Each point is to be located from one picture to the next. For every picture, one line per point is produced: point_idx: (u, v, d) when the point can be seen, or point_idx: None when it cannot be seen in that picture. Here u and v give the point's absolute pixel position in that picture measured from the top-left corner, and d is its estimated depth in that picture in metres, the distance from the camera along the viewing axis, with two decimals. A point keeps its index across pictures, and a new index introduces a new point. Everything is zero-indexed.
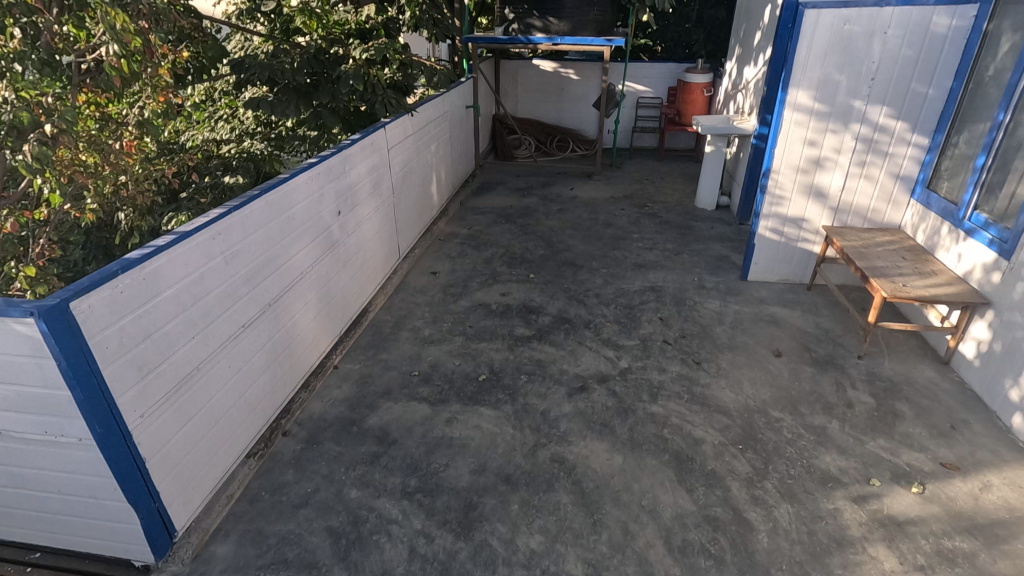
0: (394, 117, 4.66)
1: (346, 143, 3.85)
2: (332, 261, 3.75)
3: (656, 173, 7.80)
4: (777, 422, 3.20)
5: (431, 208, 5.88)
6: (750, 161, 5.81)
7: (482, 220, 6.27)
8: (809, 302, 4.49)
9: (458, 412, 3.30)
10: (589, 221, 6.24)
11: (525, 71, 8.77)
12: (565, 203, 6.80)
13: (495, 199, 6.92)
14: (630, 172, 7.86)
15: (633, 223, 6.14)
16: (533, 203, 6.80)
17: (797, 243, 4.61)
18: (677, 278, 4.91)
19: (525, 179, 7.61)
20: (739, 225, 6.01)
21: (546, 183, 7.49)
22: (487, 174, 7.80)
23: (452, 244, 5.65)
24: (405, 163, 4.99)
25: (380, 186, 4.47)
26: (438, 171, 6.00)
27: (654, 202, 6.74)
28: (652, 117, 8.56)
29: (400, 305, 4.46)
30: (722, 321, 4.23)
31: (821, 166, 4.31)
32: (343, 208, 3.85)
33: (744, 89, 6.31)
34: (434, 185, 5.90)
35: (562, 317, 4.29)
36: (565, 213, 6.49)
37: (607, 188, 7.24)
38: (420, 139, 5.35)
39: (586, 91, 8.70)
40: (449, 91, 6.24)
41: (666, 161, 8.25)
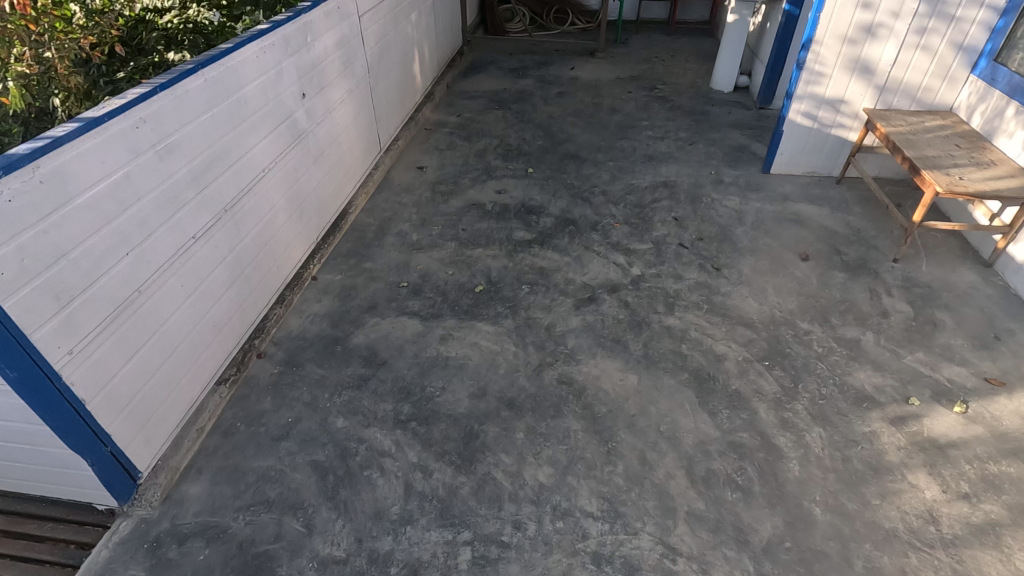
0: None
1: (305, 6, 3.13)
2: (301, 156, 3.20)
3: (666, 50, 6.92)
4: (806, 335, 2.90)
5: (414, 93, 5.15)
6: (778, 32, 5.03)
7: (471, 106, 5.55)
8: (839, 198, 4.04)
9: (454, 328, 2.96)
10: (593, 107, 5.55)
11: None
12: (565, 86, 6.04)
13: (486, 82, 6.13)
14: (637, 49, 6.97)
15: (641, 109, 5.47)
16: (529, 86, 6.04)
17: (831, 129, 4.05)
18: (692, 171, 4.40)
19: (519, 58, 6.73)
20: (759, 110, 5.37)
21: (542, 62, 6.63)
22: (476, 52, 6.89)
23: (440, 135, 5.02)
24: (381, 35, 4.22)
25: (352, 64, 3.77)
26: (420, 47, 5.18)
27: (665, 83, 5.99)
28: None
29: (383, 206, 3.96)
30: (743, 221, 3.81)
31: (873, 34, 3.64)
32: (309, 91, 3.22)
33: None
34: (416, 64, 5.12)
35: (566, 219, 3.84)
36: (566, 98, 5.77)
37: (611, 68, 6.43)
38: (398, 7, 4.51)
39: None
40: None
41: (677, 36, 7.32)
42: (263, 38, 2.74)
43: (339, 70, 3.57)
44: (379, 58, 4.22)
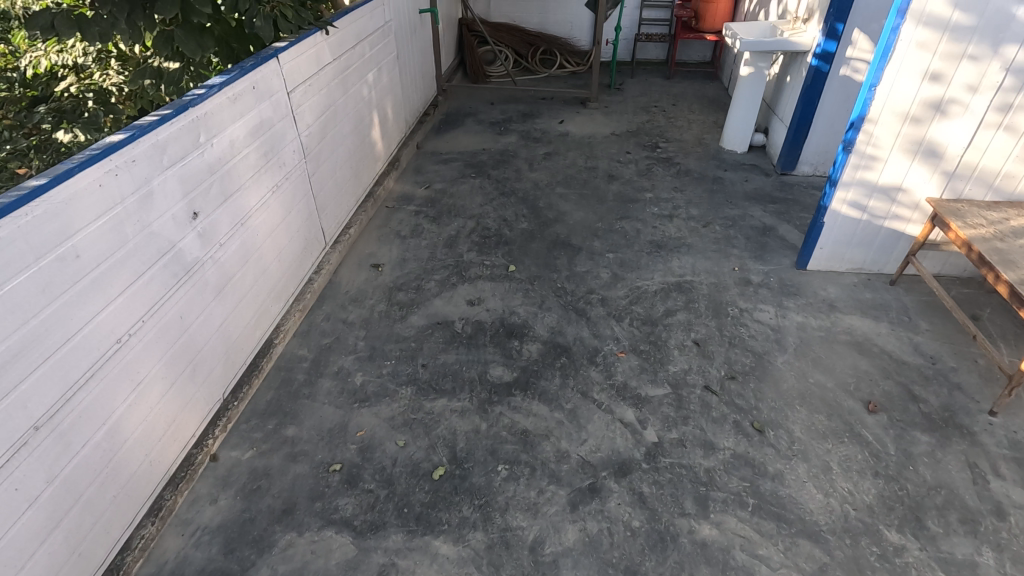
0: (299, 37, 3.04)
1: (196, 95, 2.29)
2: (194, 296, 2.34)
3: (666, 97, 6.15)
4: (898, 556, 2.05)
5: (374, 162, 4.31)
6: (803, 89, 4.25)
7: (444, 172, 4.71)
8: (897, 306, 3.21)
9: (398, 552, 2.08)
10: (586, 170, 4.72)
11: None
12: (554, 143, 5.22)
13: (462, 139, 5.31)
14: (634, 96, 6.19)
15: (643, 173, 4.65)
16: (512, 144, 5.22)
17: (884, 222, 3.24)
18: (711, 265, 3.57)
19: (501, 108, 5.94)
20: (781, 176, 4.58)
21: (528, 113, 5.84)
22: (453, 101, 6.08)
23: (404, 214, 4.17)
24: (323, 106, 3.39)
25: (279, 153, 2.93)
26: (380, 108, 4.36)
27: (668, 140, 5.19)
28: (660, 21, 6.70)
29: (322, 327, 3.10)
30: (783, 344, 2.97)
31: (943, 112, 2.84)
32: (206, 207, 2.37)
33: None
34: (375, 128, 4.30)
35: (556, 344, 3.00)
36: (554, 158, 4.94)
37: (606, 119, 5.63)
38: (348, 69, 3.69)
39: None
40: None
41: (677, 80, 6.57)
42: (112, 154, 1.88)
43: (256, 167, 2.73)
44: (322, 135, 3.38)
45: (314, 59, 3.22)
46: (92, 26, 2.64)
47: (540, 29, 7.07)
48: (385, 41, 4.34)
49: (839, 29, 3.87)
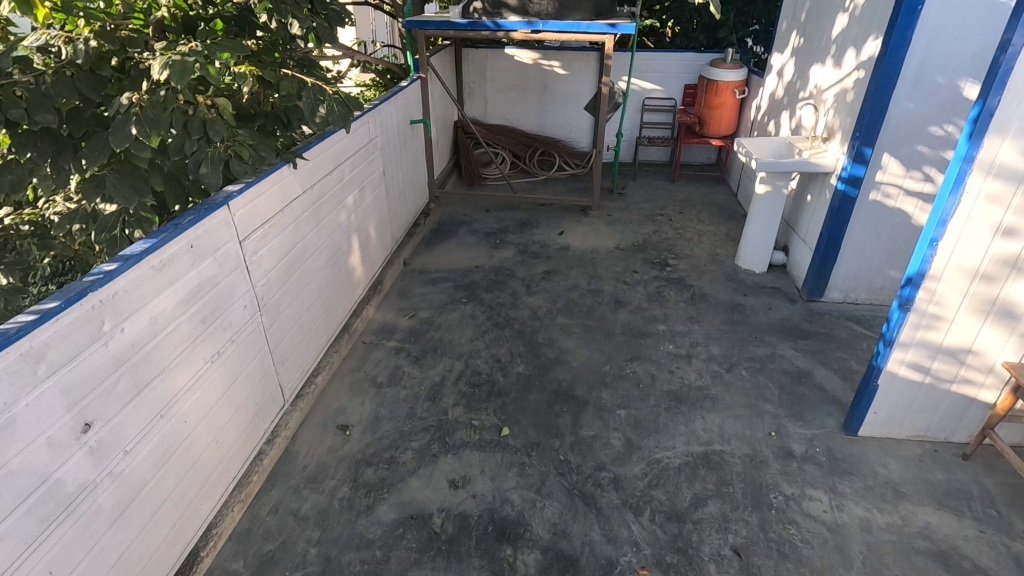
0: (258, 176, 2.62)
1: (101, 275, 1.80)
2: (76, 536, 1.75)
3: (672, 204, 5.81)
4: None
5: (351, 291, 3.84)
6: (828, 213, 3.85)
7: (432, 296, 4.24)
8: (979, 493, 2.61)
9: None
10: (590, 294, 4.25)
11: (494, 63, 6.56)
12: (554, 258, 4.80)
13: (453, 253, 4.89)
14: (638, 202, 5.86)
15: (653, 298, 4.18)
16: (508, 259, 4.79)
17: (951, 386, 2.69)
18: (742, 428, 2.99)
19: (497, 216, 5.58)
20: (808, 303, 4.10)
21: (525, 222, 5.47)
22: (446, 208, 5.74)
23: (382, 351, 3.64)
24: (287, 246, 2.94)
25: (223, 315, 2.43)
26: (361, 231, 3.94)
27: (678, 256, 4.78)
28: (662, 125, 6.51)
29: (267, 526, 2.49)
30: (846, 555, 2.35)
31: (1020, 270, 2.36)
32: (105, 412, 1.83)
33: (805, 101, 4.32)
34: (354, 254, 3.86)
35: (560, 553, 2.38)
36: (554, 278, 4.48)
37: (610, 230, 5.25)
38: (321, 198, 3.28)
39: (579, 89, 6.58)
40: (375, 101, 4.14)
41: (682, 184, 6.28)
42: None
43: (188, 339, 2.21)
44: (283, 279, 2.91)
45: (278, 197, 2.79)
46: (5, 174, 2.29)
47: (538, 130, 6.88)
48: (368, 160, 3.98)
49: (867, 153, 3.50)
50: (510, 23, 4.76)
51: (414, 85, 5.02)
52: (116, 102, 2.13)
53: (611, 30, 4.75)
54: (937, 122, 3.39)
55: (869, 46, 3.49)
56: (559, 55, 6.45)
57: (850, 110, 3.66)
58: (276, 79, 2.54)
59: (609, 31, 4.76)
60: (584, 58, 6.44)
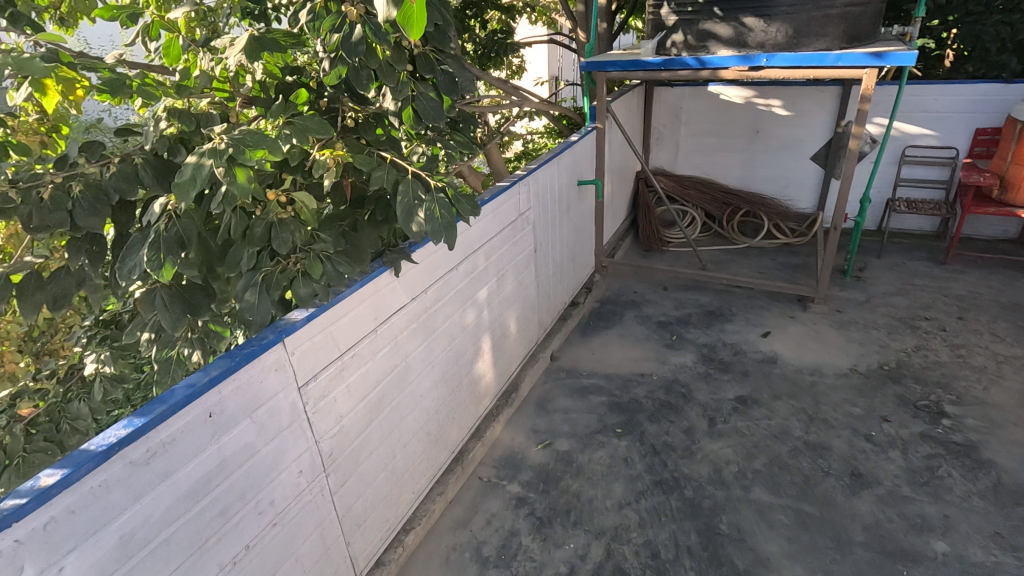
0: (335, 296, 1.93)
1: (25, 501, 1.15)
2: None
3: (943, 302, 4.03)
4: None
5: (475, 406, 3.04)
6: None
7: (578, 416, 3.26)
8: None
9: None
10: (808, 452, 2.88)
11: (693, 104, 5.42)
12: (753, 376, 3.48)
13: (613, 351, 3.86)
14: (885, 294, 4.19)
15: (919, 481, 2.66)
16: (686, 368, 3.61)
17: None
18: None
19: (677, 299, 4.42)
20: None
21: (715, 311, 4.21)
22: (616, 281, 4.76)
23: (499, 501, 2.76)
24: (379, 375, 2.22)
25: (261, 494, 1.75)
26: (495, 328, 3.14)
27: (961, 400, 3.13)
28: (930, 183, 4.69)
29: None
30: None
31: None
32: None
33: None
34: (484, 359, 3.07)
35: None
36: (753, 411, 3.19)
37: (841, 338, 3.75)
38: (437, 302, 2.54)
39: (804, 136, 5.11)
40: (530, 165, 3.35)
41: (959, 270, 4.41)
42: None
43: (192, 546, 1.54)
44: (368, 419, 2.20)
45: (366, 316, 2.09)
46: (46, 286, 1.82)
47: (742, 184, 5.53)
48: (513, 240, 3.18)
49: None
50: (718, 59, 3.60)
51: (587, 138, 4.14)
52: (147, 210, 1.53)
53: (877, 60, 3.30)
54: None
55: None
56: (780, 92, 5.05)
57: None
58: (371, 167, 1.82)
59: (871, 63, 3.33)
60: (816, 94, 4.94)
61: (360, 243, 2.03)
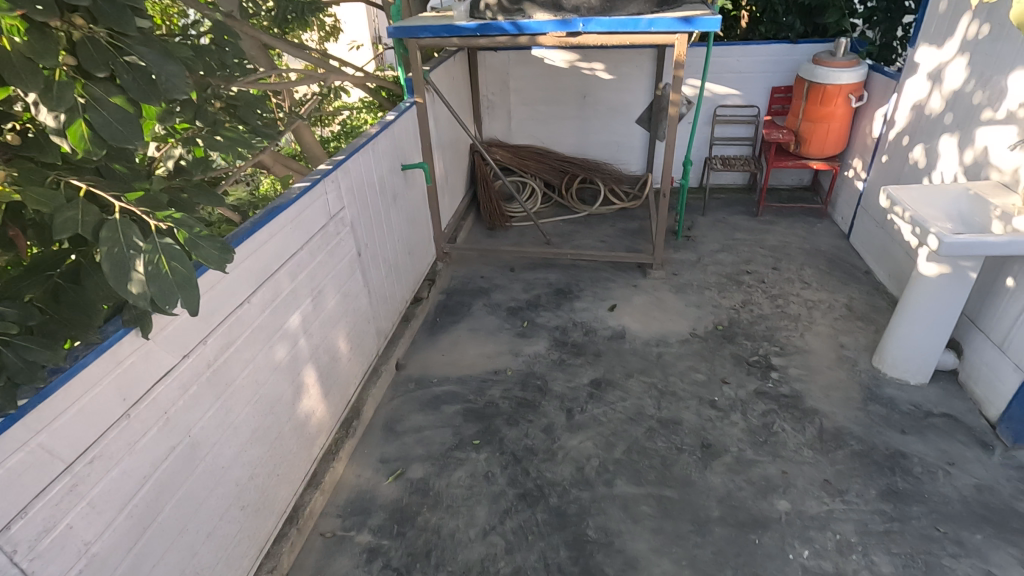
0: (38, 392, 1.35)
1: None
2: None
3: (760, 254, 4.34)
4: None
5: (307, 450, 2.58)
6: None
7: (432, 434, 2.95)
8: None
9: None
10: (662, 431, 2.88)
11: (519, 71, 5.18)
12: (605, 356, 3.43)
13: (465, 349, 3.58)
14: (712, 252, 4.41)
15: (759, 441, 2.78)
16: (540, 358, 3.46)
17: None
18: None
19: (526, 281, 4.25)
20: (1010, 454, 2.62)
21: (564, 289, 4.12)
22: (462, 268, 4.46)
23: (347, 560, 2.37)
24: (146, 468, 1.67)
25: None
26: (319, 354, 2.67)
27: (785, 351, 3.37)
28: (740, 141, 5.01)
29: None
30: None
31: None
32: None
33: (992, 130, 2.89)
34: (310, 394, 2.59)
35: None
36: (609, 395, 3.13)
37: (680, 304, 3.86)
38: (226, 349, 2.00)
39: (628, 99, 5.15)
40: (336, 157, 2.85)
41: (769, 221, 4.79)
42: None
43: None
44: (138, 528, 1.65)
45: (105, 401, 1.53)
46: None
47: (576, 150, 5.48)
48: (327, 250, 2.70)
49: None
50: (536, 24, 3.37)
51: (407, 116, 3.68)
52: None
53: (685, 26, 3.28)
54: None
55: None
56: (602, 55, 5.00)
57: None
58: (52, 205, 1.23)
59: (680, 28, 3.30)
60: (636, 57, 4.96)
61: (84, 299, 1.38)
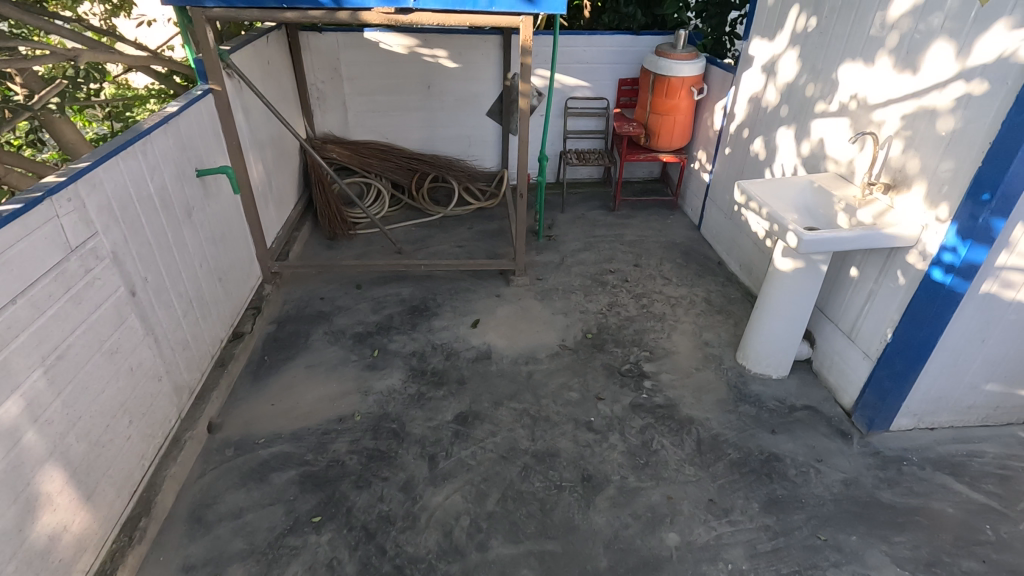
0: None
1: None
2: None
3: (621, 251, 4.22)
4: None
5: None
6: (913, 314, 2.39)
7: (257, 519, 2.30)
8: None
9: None
10: (537, 468, 2.53)
11: (352, 56, 4.53)
12: (469, 383, 3.00)
13: (301, 394, 2.94)
14: (574, 252, 4.19)
15: (640, 464, 2.56)
16: (395, 394, 2.93)
17: None
18: None
19: (375, 299, 3.67)
20: (866, 441, 2.67)
21: (418, 306, 3.61)
22: (296, 290, 3.75)
23: None
24: None
25: None
26: (69, 446, 1.89)
27: (655, 355, 3.22)
28: (592, 134, 4.87)
29: None
30: None
31: None
32: None
33: (827, 123, 2.93)
34: (53, 507, 1.82)
35: None
36: (476, 431, 2.71)
37: (547, 312, 3.57)
38: None
39: (476, 89, 4.75)
40: (76, 164, 2.04)
41: (626, 215, 4.71)
42: None
43: None
44: None
45: None
46: None
47: (425, 146, 4.97)
48: (70, 297, 1.92)
49: (998, 228, 2.05)
50: None
51: (199, 106, 2.90)
52: None
53: (528, 6, 2.91)
54: None
55: (998, 33, 2.00)
56: (444, 41, 4.53)
57: (970, 141, 2.12)
58: None
59: (523, 9, 2.92)
60: (480, 44, 4.57)
61: None
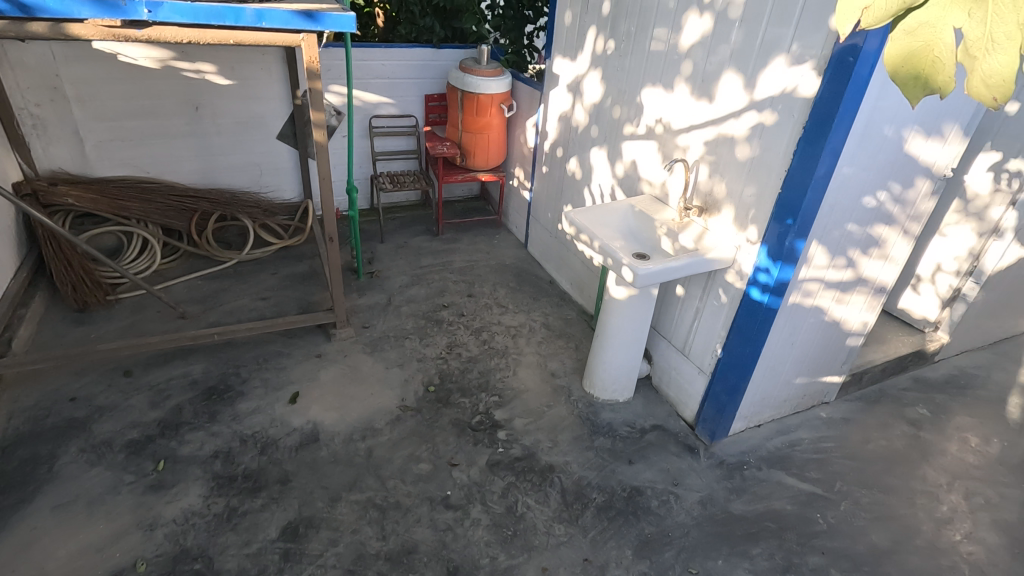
0: None
1: None
2: None
3: (451, 281, 3.93)
4: None
5: None
6: (738, 330, 2.50)
7: None
8: None
9: None
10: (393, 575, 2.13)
11: (79, 72, 3.51)
12: (295, 480, 2.45)
13: (46, 554, 2.11)
14: (402, 289, 3.79)
15: (508, 536, 2.31)
16: (194, 520, 2.27)
17: None
18: None
19: (153, 387, 2.87)
20: (710, 452, 2.77)
21: (216, 387, 2.90)
22: (30, 393, 2.76)
23: None
24: None
25: None
26: None
27: (505, 398, 3.00)
28: (404, 155, 4.49)
29: None
30: None
31: None
32: None
33: (637, 145, 2.97)
34: None
35: None
36: (311, 545, 2.20)
37: (379, 367, 3.13)
38: None
39: (259, 109, 4.05)
40: None
41: (451, 239, 4.44)
42: None
43: None
44: None
45: None
46: None
47: (203, 179, 4.11)
48: None
49: (801, 248, 2.19)
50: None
51: None
52: None
53: (308, 23, 2.43)
54: (872, 190, 2.25)
55: (779, 68, 2.11)
56: (209, 53, 3.76)
57: (768, 168, 2.24)
58: None
59: (302, 25, 2.43)
60: (257, 57, 3.89)
61: None
